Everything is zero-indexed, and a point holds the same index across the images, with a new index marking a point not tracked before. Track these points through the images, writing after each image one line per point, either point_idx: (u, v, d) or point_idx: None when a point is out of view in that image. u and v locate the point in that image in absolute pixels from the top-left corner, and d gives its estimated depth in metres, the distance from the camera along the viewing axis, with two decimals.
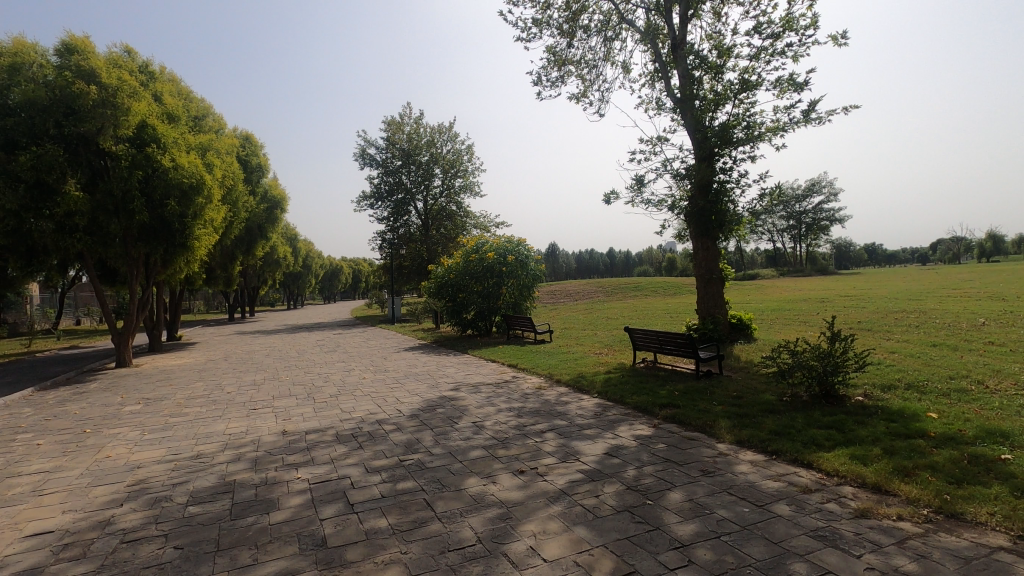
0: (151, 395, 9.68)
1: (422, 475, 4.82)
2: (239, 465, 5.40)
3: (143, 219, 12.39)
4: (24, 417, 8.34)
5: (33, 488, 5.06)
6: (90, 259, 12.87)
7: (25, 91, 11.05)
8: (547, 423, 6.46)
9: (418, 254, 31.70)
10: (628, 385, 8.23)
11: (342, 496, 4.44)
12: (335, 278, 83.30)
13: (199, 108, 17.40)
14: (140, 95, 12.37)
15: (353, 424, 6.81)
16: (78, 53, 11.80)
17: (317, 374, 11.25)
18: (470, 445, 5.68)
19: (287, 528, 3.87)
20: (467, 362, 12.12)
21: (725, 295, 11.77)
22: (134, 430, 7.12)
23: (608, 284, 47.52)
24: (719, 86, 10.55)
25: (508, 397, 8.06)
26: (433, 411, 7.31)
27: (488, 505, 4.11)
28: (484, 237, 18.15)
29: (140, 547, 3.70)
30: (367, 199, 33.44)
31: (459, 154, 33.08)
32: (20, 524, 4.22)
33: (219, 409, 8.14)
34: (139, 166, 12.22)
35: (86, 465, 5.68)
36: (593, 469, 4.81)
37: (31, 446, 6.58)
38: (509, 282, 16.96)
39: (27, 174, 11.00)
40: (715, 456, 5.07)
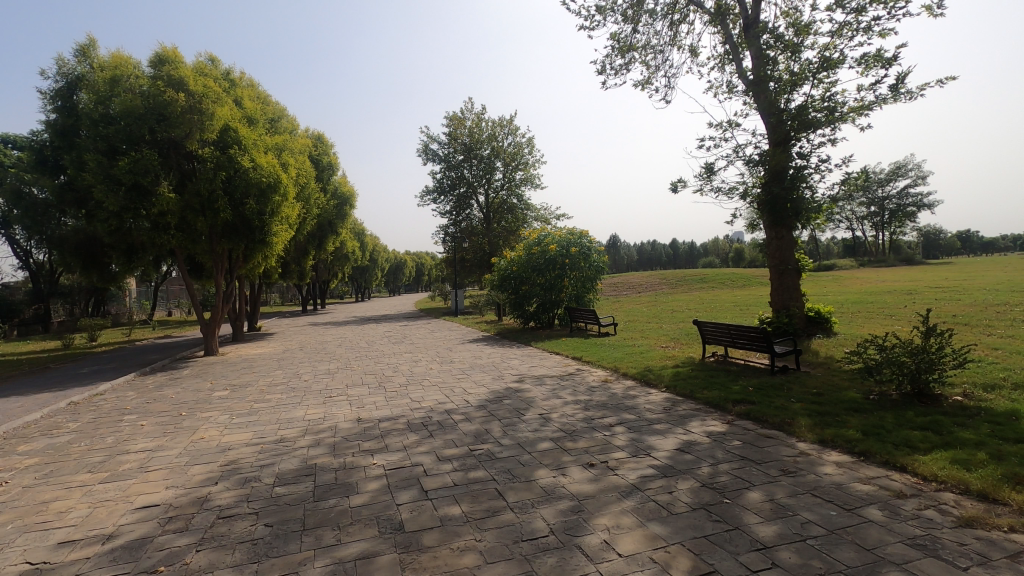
0: (237, 381, 10.35)
1: (492, 466, 4.88)
2: (319, 450, 5.68)
3: (226, 217, 13.21)
4: (129, 400, 9.15)
5: (140, 465, 5.53)
6: (180, 255, 13.82)
7: (125, 101, 12.04)
8: (615, 417, 6.38)
9: (479, 247, 32.06)
10: (699, 380, 7.98)
11: (416, 482, 4.58)
12: (399, 272, 86.05)
13: (274, 111, 18.32)
14: (223, 101, 13.17)
15: (423, 413, 7.01)
16: (169, 64, 12.75)
17: (387, 364, 11.66)
18: (539, 437, 5.70)
19: (366, 512, 4.03)
20: (531, 354, 12.15)
21: (802, 286, 11.17)
22: (224, 414, 7.63)
23: (672, 275, 46.62)
24: (797, 65, 9.96)
25: (574, 390, 8.02)
26: (500, 402, 7.39)
27: (560, 496, 4.11)
28: (546, 229, 18.04)
29: (234, 523, 3.97)
30: (430, 194, 34.04)
31: (519, 147, 33.10)
32: (131, 497, 4.64)
33: (298, 397, 8.59)
34: (222, 167, 13.04)
35: (184, 445, 6.15)
36: (665, 465, 4.70)
37: (136, 426, 7.20)
38: (572, 274, 16.84)
39: (126, 176, 11.96)
40: (796, 455, 4.82)
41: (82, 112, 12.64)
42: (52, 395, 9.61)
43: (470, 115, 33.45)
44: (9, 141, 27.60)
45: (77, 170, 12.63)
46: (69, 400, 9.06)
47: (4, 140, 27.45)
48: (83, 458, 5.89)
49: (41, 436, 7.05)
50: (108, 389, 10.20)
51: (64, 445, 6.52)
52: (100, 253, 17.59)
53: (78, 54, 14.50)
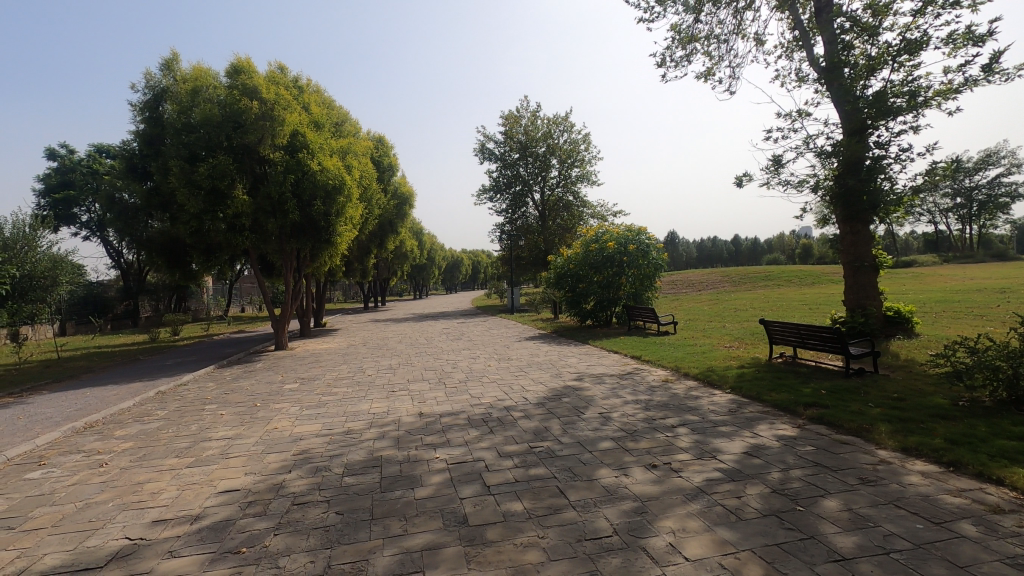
0: (306, 375, 10.85)
1: (553, 463, 4.89)
2: (384, 442, 5.87)
3: (295, 218, 13.84)
4: (209, 391, 9.78)
5: (221, 451, 5.90)
6: (253, 254, 14.61)
7: (204, 111, 12.85)
8: (678, 418, 6.23)
9: (535, 245, 32.15)
10: (766, 382, 7.67)
11: (478, 477, 4.65)
12: (456, 270, 87.57)
13: (339, 115, 18.97)
14: (293, 108, 13.79)
15: (483, 409, 7.10)
16: (244, 74, 13.50)
17: (446, 360, 11.89)
18: (599, 436, 5.65)
19: (431, 504, 4.13)
20: (588, 353, 12.07)
21: (880, 284, 10.52)
22: (295, 406, 8.02)
23: (736, 273, 45.09)
24: (874, 49, 9.38)
25: (634, 389, 7.89)
26: (559, 400, 7.39)
27: (623, 497, 4.06)
28: (604, 226, 17.83)
29: (308, 510, 4.17)
30: (487, 192, 34.33)
31: (575, 144, 32.87)
32: (215, 481, 4.96)
33: (363, 391, 8.91)
34: (292, 171, 13.66)
35: (260, 434, 6.52)
36: (732, 469, 4.56)
37: (217, 415, 7.69)
38: (631, 271, 16.58)
39: (206, 181, 12.76)
40: (876, 463, 4.55)
41: (167, 122, 13.58)
42: (142, 385, 10.41)
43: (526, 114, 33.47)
44: (104, 150, 29.96)
45: (163, 176, 13.58)
46: (157, 390, 9.79)
47: (101, 150, 29.84)
48: (172, 444, 6.35)
49: (134, 422, 7.65)
50: (190, 380, 10.94)
51: (154, 431, 7.05)
52: (182, 254, 18.85)
53: (163, 68, 15.57)
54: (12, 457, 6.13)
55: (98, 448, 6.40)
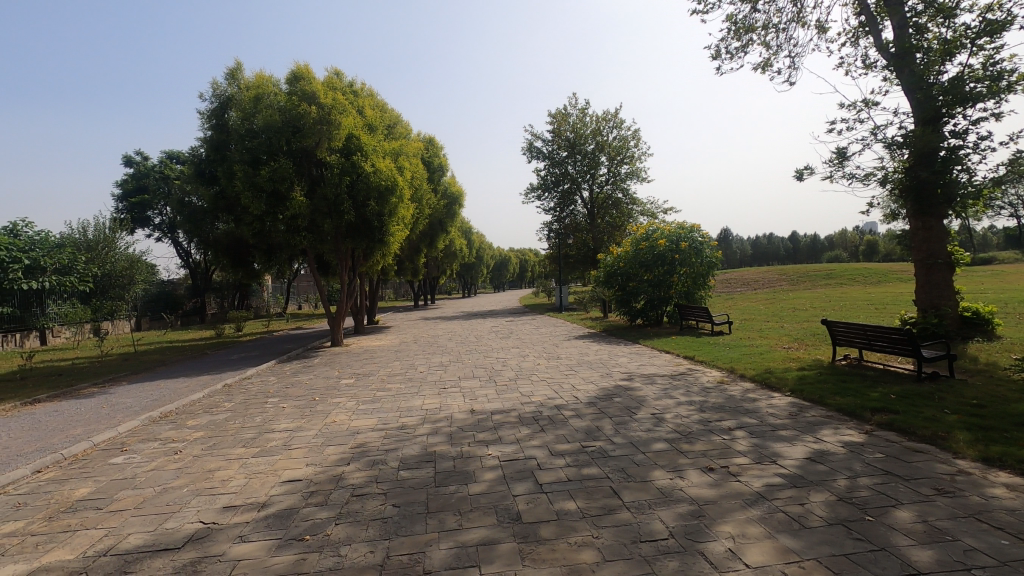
0: (361, 371, 11.18)
1: (606, 463, 4.85)
2: (437, 438, 5.98)
3: (350, 218, 14.27)
4: (271, 384, 10.24)
5: (284, 442, 6.17)
6: (310, 253, 15.18)
7: (266, 117, 13.44)
8: (735, 421, 6.05)
9: (584, 243, 32.07)
10: (829, 385, 7.32)
11: (531, 475, 4.68)
12: (504, 268, 87.98)
13: (391, 118, 19.37)
14: (348, 111, 14.20)
15: (534, 407, 7.12)
16: (303, 80, 14.03)
17: (495, 358, 11.98)
18: (653, 437, 5.56)
19: (485, 500, 4.18)
20: (639, 352, 11.89)
21: (956, 283, 9.86)
22: (351, 400, 8.28)
23: (791, 271, 43.34)
24: (950, 32, 8.81)
25: (687, 390, 7.71)
26: (610, 400, 7.31)
27: (679, 500, 3.98)
28: (655, 223, 17.57)
29: (366, 502, 4.30)
30: (535, 191, 34.30)
31: (625, 141, 32.43)
32: (279, 471, 5.20)
33: (415, 387, 9.11)
34: (347, 173, 14.08)
35: (319, 427, 6.78)
36: (795, 475, 4.38)
37: (279, 408, 8.05)
38: (683, 270, 16.20)
39: (267, 184, 13.36)
40: (953, 474, 4.27)
41: (232, 128, 14.28)
42: (210, 378, 11.01)
43: (574, 111, 33.22)
44: (175, 156, 31.81)
45: (228, 179, 14.30)
46: (223, 383, 10.33)
47: (172, 156, 31.72)
48: (239, 434, 6.69)
49: (205, 412, 8.11)
50: (253, 374, 11.49)
51: (222, 422, 7.45)
52: (245, 254, 19.79)
53: (229, 77, 16.36)
54: (98, 442, 6.63)
55: (173, 436, 6.81)
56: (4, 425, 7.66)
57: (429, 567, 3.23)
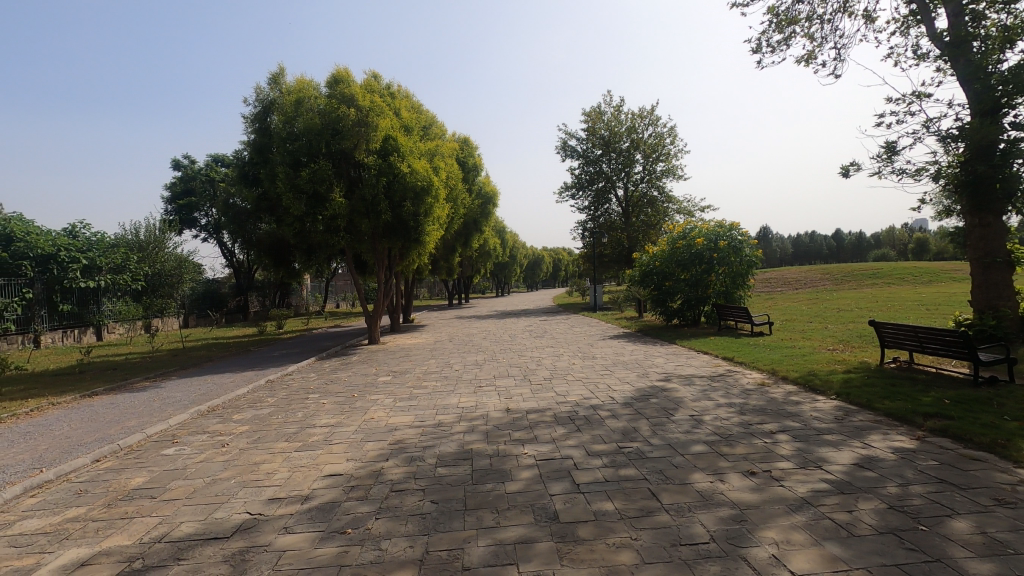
0: (397, 369, 11.36)
1: (643, 465, 4.80)
2: (474, 436, 6.03)
3: (386, 219, 14.52)
4: (312, 381, 10.52)
5: (325, 437, 6.33)
6: (348, 253, 15.50)
7: (307, 120, 13.81)
8: (777, 424, 5.90)
9: (619, 242, 31.90)
10: (877, 388, 7.05)
11: (568, 475, 4.67)
12: (537, 268, 87.91)
13: (427, 119, 19.56)
14: (385, 113, 14.46)
15: (569, 407, 7.10)
16: (342, 83, 14.36)
17: (530, 357, 11.99)
18: (692, 439, 5.47)
19: (522, 499, 4.20)
20: (675, 353, 11.71)
21: (1016, 283, 9.36)
22: (389, 397, 8.43)
23: (826, 271, 42.51)
24: (1010, 18, 8.34)
25: (726, 392, 7.55)
26: (646, 400, 7.23)
27: (720, 504, 3.91)
28: (692, 221, 17.29)
29: (405, 497, 4.37)
30: (569, 190, 34.13)
31: (660, 138, 31.97)
32: (320, 465, 5.34)
33: (451, 385, 9.21)
34: (384, 174, 14.31)
35: (359, 423, 6.93)
36: (841, 481, 4.24)
37: (319, 404, 8.26)
38: (721, 269, 15.87)
39: (308, 185, 13.73)
40: (1015, 484, 4.06)
41: (274, 132, 14.70)
42: (254, 373, 11.38)
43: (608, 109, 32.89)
44: (220, 160, 32.87)
45: (270, 181, 14.74)
46: (266, 378, 10.67)
47: (217, 159, 32.81)
48: (282, 429, 6.91)
49: (249, 407, 8.40)
50: (294, 370, 11.82)
51: (266, 416, 7.69)
52: (286, 253, 20.36)
53: (271, 82, 16.82)
54: (151, 433, 6.94)
55: (220, 429, 7.08)
56: (66, 416, 8.11)
57: (468, 564, 3.26)
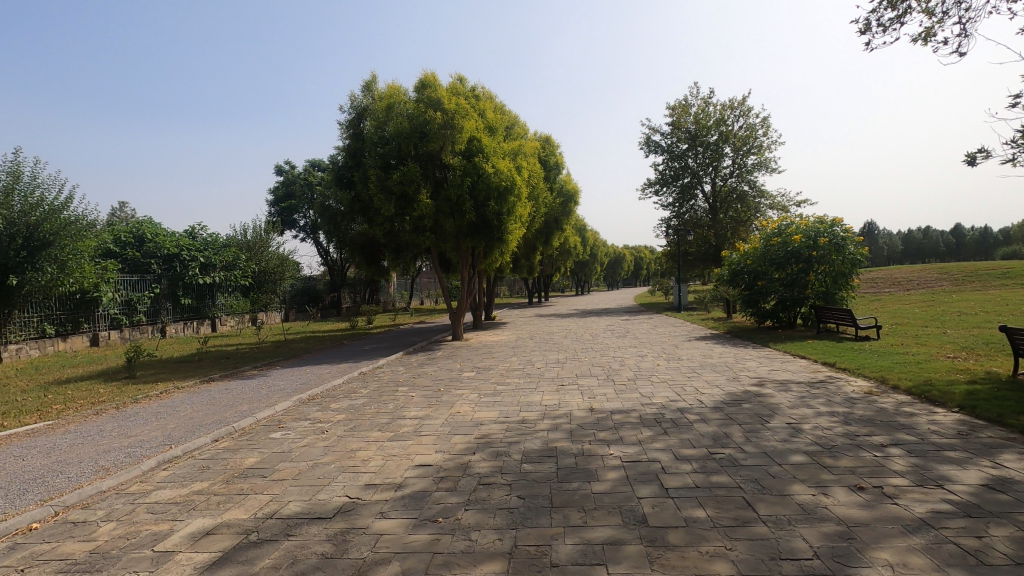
0: (481, 365, 11.60)
1: (737, 472, 4.59)
2: (558, 434, 6.05)
3: (470, 218, 14.85)
4: (400, 374, 10.98)
5: (415, 429, 6.60)
6: (434, 252, 16.02)
7: (397, 124, 14.45)
8: (888, 437, 5.42)
9: (705, 240, 30.65)
10: (1010, 402, 6.29)
11: (656, 478, 4.56)
12: (618, 266, 86.24)
13: (510, 119, 19.77)
14: (470, 115, 14.83)
15: (655, 409, 6.91)
16: (429, 88, 14.87)
17: (613, 357, 11.82)
18: (790, 448, 5.16)
19: (609, 499, 4.16)
20: (769, 356, 11.09)
21: None
22: (474, 393, 8.64)
23: (939, 270, 38.67)
24: None
25: (828, 400, 7.04)
26: (739, 406, 6.89)
27: (824, 518, 3.67)
28: (788, 217, 16.30)
29: (493, 491, 4.47)
30: (652, 186, 33.22)
31: (752, 130, 30.39)
32: (411, 455, 5.57)
33: (533, 383, 9.27)
34: (469, 174, 14.66)
35: (446, 416, 7.17)
36: (968, 503, 3.83)
37: (408, 397, 8.62)
38: (821, 268, 14.83)
39: (397, 187, 14.36)
40: None
41: (366, 136, 15.47)
42: (348, 366, 12.06)
43: (695, 101, 31.63)
44: (317, 164, 35.05)
45: (363, 184, 15.55)
46: (359, 371, 11.28)
47: (314, 164, 35.00)
48: (375, 419, 7.28)
49: (345, 397, 8.92)
50: (384, 364, 12.40)
51: (360, 406, 8.15)
52: (376, 252, 21.37)
53: (364, 89, 17.69)
54: (260, 418, 7.56)
55: (320, 417, 7.58)
56: (189, 399, 9.02)
57: (557, 561, 3.28)
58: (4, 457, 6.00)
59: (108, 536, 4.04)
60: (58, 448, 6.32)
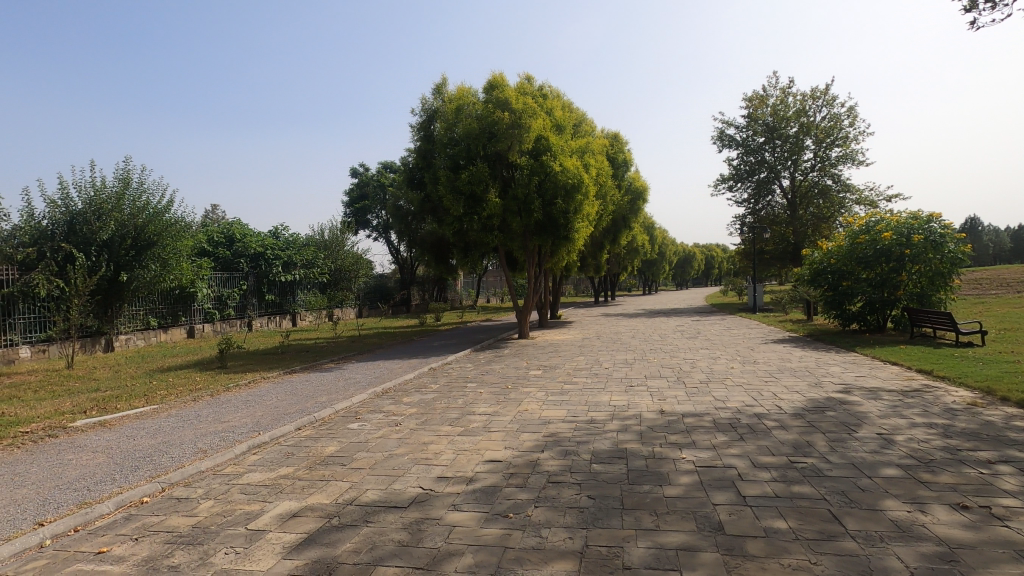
0: (547, 364, 11.62)
1: (821, 483, 4.35)
2: (627, 435, 5.96)
3: (537, 217, 14.89)
4: (468, 371, 11.19)
5: (484, 425, 6.72)
6: (501, 251, 16.17)
7: (466, 125, 14.72)
8: (996, 453, 4.94)
9: (783, 237, 29.14)
10: None
11: (732, 485, 4.40)
12: (688, 265, 83.60)
13: (577, 116, 19.64)
14: (538, 114, 14.87)
15: (730, 413, 6.66)
16: (497, 88, 15.05)
17: (684, 359, 11.49)
18: (881, 461, 4.82)
19: (682, 504, 4.06)
20: (856, 362, 10.39)
21: None
22: (541, 391, 8.67)
23: None
24: None
25: (924, 410, 6.51)
26: (822, 413, 6.52)
27: (921, 537, 3.41)
28: (878, 213, 15.19)
29: (562, 490, 4.47)
30: (725, 182, 31.94)
31: (837, 120, 28.52)
32: (481, 450, 5.67)
33: (601, 383, 9.17)
34: (536, 173, 14.71)
35: (514, 413, 7.25)
36: None
37: (477, 393, 8.76)
38: (916, 267, 13.72)
39: (466, 187, 14.62)
40: None
41: (436, 138, 15.85)
42: (418, 361, 12.45)
43: (774, 92, 30.05)
44: (389, 167, 36.27)
45: (433, 185, 15.94)
46: (429, 366, 11.60)
47: (387, 166, 36.22)
48: (445, 413, 7.47)
49: (416, 392, 9.21)
50: (452, 360, 12.68)
51: (430, 401, 8.37)
52: (445, 251, 21.86)
53: (435, 92, 18.13)
54: (338, 409, 7.94)
55: (393, 410, 7.89)
56: (274, 389, 9.64)
57: (629, 563, 3.24)
58: (118, 436, 6.66)
59: (208, 513, 4.40)
60: (163, 430, 6.94)
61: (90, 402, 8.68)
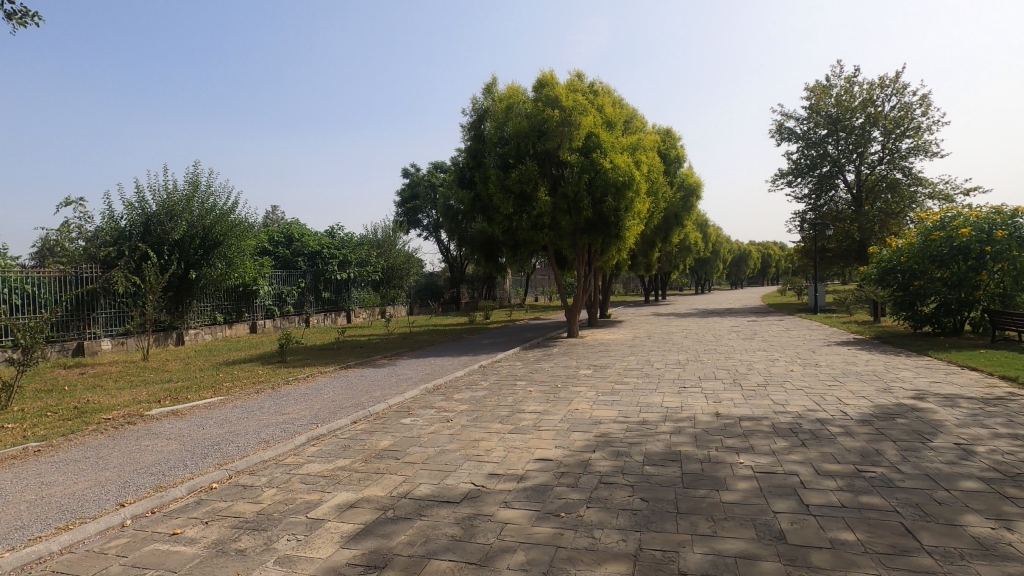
0: (598, 363, 11.50)
1: (892, 495, 4.11)
2: (681, 437, 5.82)
3: (587, 215, 14.79)
4: (517, 369, 11.22)
5: (534, 423, 6.72)
6: (551, 249, 16.14)
7: (516, 124, 14.76)
8: None
9: (847, 234, 27.71)
10: None
11: (794, 493, 4.22)
12: (743, 263, 80.79)
13: (628, 112, 19.34)
14: (588, 111, 14.75)
15: (791, 418, 6.39)
16: (547, 86, 15.01)
17: (739, 361, 11.11)
18: (960, 473, 4.50)
19: (741, 510, 3.93)
20: (929, 366, 9.75)
21: None
22: (592, 390, 8.60)
23: None
24: None
25: (1008, 420, 6.04)
26: (891, 421, 6.15)
27: (1007, 556, 3.16)
28: (954, 208, 14.22)
29: (614, 491, 4.41)
30: (784, 176, 30.68)
31: (907, 109, 26.90)
32: (531, 449, 5.68)
33: (652, 383, 8.99)
34: (587, 171, 14.60)
35: (564, 412, 7.21)
36: None
37: (526, 391, 8.78)
38: (998, 266, 12.77)
39: (516, 186, 14.66)
40: None
41: (487, 137, 15.96)
42: (468, 359, 12.60)
43: (837, 81, 28.63)
44: (440, 167, 36.80)
45: (483, 183, 16.06)
46: (478, 364, 11.70)
47: (437, 166, 36.75)
48: (496, 410, 7.52)
49: (466, 388, 9.33)
50: (502, 358, 12.75)
51: (480, 398, 8.45)
52: (494, 249, 22.00)
53: (484, 92, 18.22)
54: (391, 404, 8.13)
55: (445, 406, 8.01)
56: (330, 383, 9.98)
57: (685, 568, 3.17)
58: (189, 425, 7.06)
59: (271, 500, 4.60)
60: (229, 420, 7.31)
61: (163, 392, 9.24)
